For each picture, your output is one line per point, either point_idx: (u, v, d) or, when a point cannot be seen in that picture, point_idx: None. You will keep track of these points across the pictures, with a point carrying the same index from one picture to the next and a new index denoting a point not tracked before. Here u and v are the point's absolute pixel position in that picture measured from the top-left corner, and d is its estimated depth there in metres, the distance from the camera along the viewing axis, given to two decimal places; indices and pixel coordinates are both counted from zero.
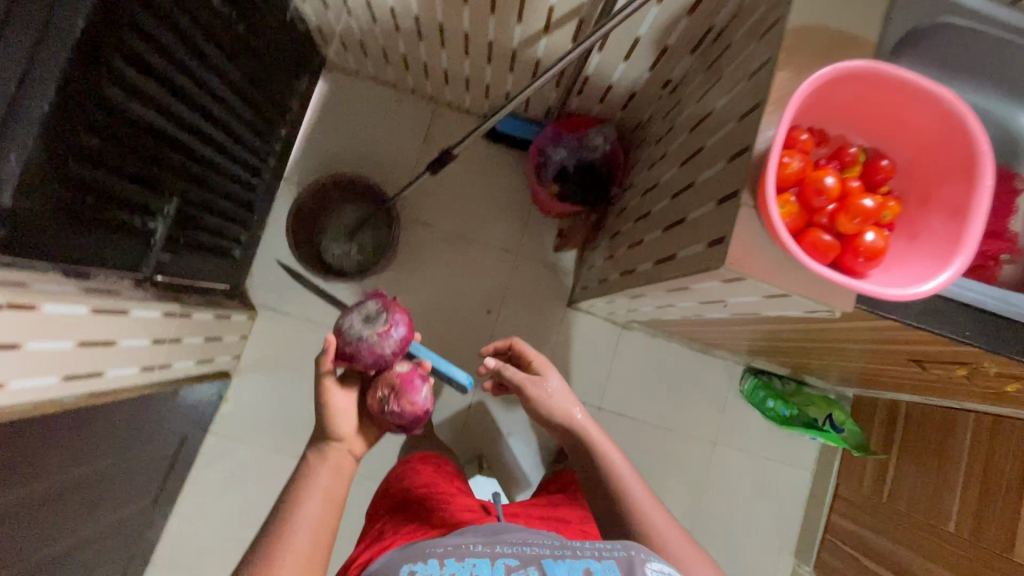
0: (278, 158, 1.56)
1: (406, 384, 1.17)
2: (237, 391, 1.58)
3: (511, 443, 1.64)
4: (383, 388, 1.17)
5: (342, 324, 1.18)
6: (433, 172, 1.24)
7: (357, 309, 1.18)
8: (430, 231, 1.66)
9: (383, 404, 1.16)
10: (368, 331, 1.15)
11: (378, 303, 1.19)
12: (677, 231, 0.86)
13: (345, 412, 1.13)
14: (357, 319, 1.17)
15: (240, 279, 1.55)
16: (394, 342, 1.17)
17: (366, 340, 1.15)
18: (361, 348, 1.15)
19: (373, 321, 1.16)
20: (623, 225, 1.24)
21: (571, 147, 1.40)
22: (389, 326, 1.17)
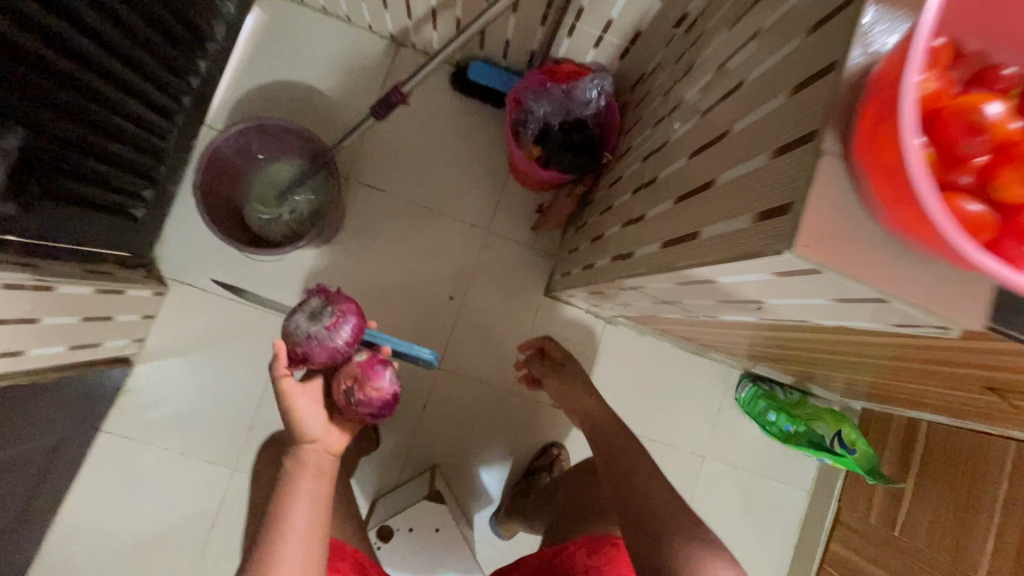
0: (196, 98, 1.26)
1: (369, 372, 0.94)
2: (140, 382, 1.30)
3: (472, 452, 1.40)
4: (343, 381, 0.94)
5: (286, 329, 0.97)
6: (379, 118, 0.97)
7: (300, 308, 0.97)
8: (386, 199, 1.39)
9: (348, 399, 0.94)
10: (315, 327, 0.94)
11: (322, 296, 0.97)
12: (698, 202, 0.62)
13: (313, 412, 0.93)
14: (300, 319, 0.96)
15: (144, 245, 1.26)
16: (346, 334, 0.95)
17: (316, 338, 0.94)
18: (313, 348, 0.94)
19: (318, 316, 0.95)
20: (618, 199, 1.00)
21: (556, 100, 1.14)
22: (336, 319, 0.95)
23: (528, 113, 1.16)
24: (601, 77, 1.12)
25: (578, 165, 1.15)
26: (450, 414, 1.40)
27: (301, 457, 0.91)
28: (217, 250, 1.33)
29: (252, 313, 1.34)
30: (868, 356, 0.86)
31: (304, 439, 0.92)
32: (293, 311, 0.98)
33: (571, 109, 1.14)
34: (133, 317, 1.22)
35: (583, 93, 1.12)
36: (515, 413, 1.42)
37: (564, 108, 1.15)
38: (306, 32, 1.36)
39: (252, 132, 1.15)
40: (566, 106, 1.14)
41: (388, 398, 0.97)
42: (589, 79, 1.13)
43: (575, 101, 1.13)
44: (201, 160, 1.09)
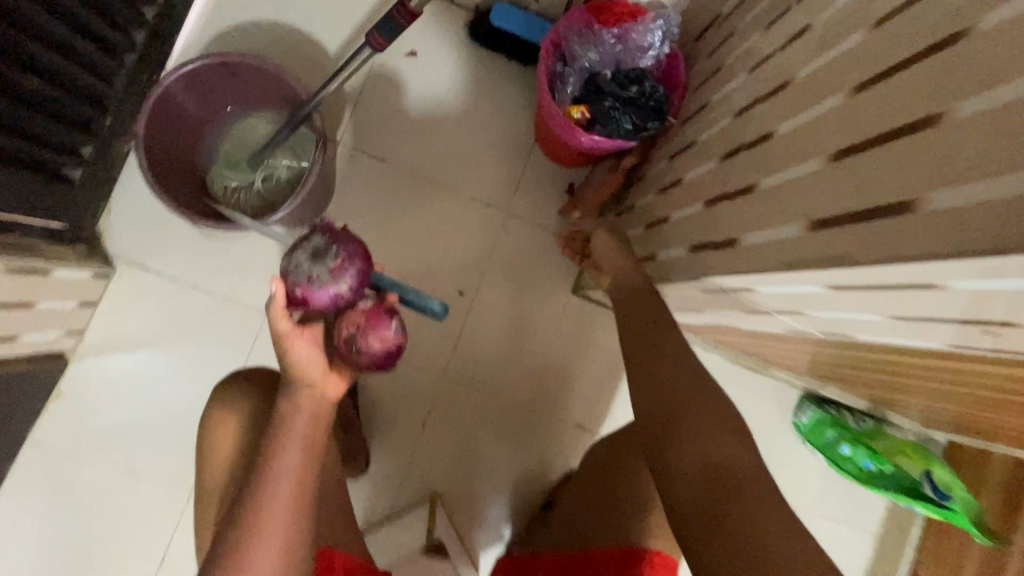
0: (153, 34, 1.01)
1: (375, 322, 0.70)
2: (79, 384, 1.07)
3: (478, 478, 1.17)
4: (343, 327, 0.70)
5: (284, 269, 0.73)
6: (377, 49, 0.73)
7: (301, 246, 0.73)
8: (385, 171, 1.15)
9: (349, 348, 0.69)
10: (317, 268, 0.71)
11: (327, 233, 0.74)
12: (903, 154, 0.38)
13: (309, 351, 0.67)
14: (300, 257, 0.72)
15: (84, 214, 1.02)
16: (354, 277, 0.72)
17: (318, 280, 0.70)
18: (312, 293, 0.71)
19: (322, 256, 0.71)
20: (690, 170, 0.75)
21: (606, 45, 0.91)
22: (343, 260, 0.72)
23: (570, 61, 0.93)
24: (665, 17, 0.91)
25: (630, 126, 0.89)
26: (454, 431, 1.17)
27: (294, 403, 0.65)
28: (177, 224, 1.09)
29: (216, 303, 1.10)
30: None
31: (296, 380, 0.66)
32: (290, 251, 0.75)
33: (623, 58, 0.92)
34: (65, 305, 0.97)
35: (641, 37, 0.91)
36: (532, 433, 1.19)
37: (616, 55, 0.92)
38: None
39: (216, 73, 0.89)
40: (617, 53, 0.91)
41: (396, 354, 0.73)
42: (650, 20, 0.90)
43: (631, 47, 0.91)
44: (145, 107, 0.84)
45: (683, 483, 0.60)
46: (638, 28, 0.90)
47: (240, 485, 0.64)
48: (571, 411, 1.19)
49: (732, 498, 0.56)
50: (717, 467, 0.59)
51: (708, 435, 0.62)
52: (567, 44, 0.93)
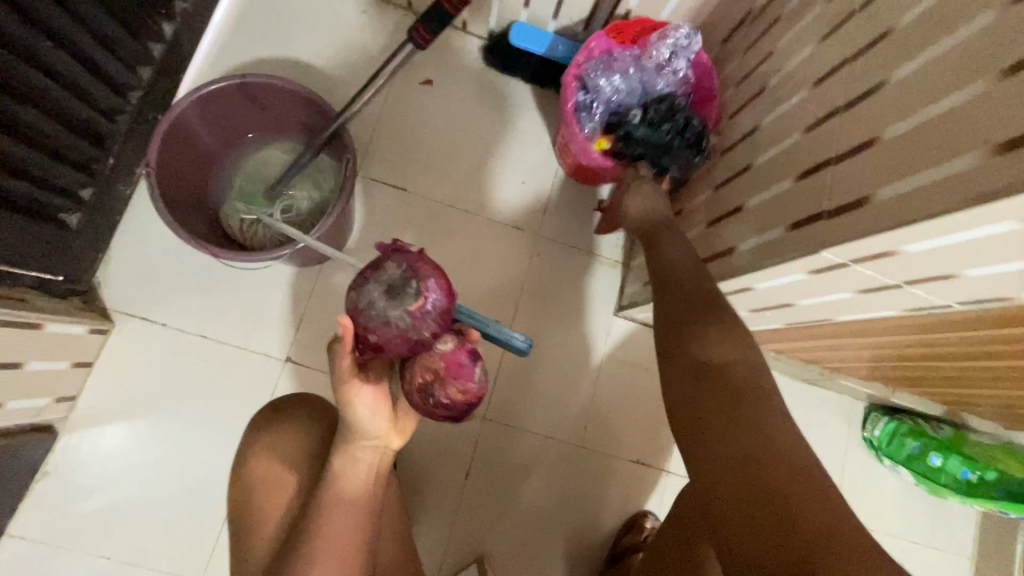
0: (160, 70, 0.96)
1: (456, 370, 0.62)
2: (69, 460, 0.92)
3: (533, 534, 1.03)
4: (417, 373, 0.62)
5: (353, 302, 0.59)
6: (416, 44, 0.68)
7: (372, 275, 0.59)
8: (407, 201, 1.09)
9: (424, 395, 0.62)
10: (396, 311, 0.58)
11: (403, 261, 0.60)
12: None
13: (377, 404, 0.63)
14: (372, 291, 0.58)
15: (79, 264, 0.92)
16: (437, 318, 0.60)
17: (397, 326, 0.58)
18: (388, 340, 0.59)
19: (400, 295, 0.58)
20: (760, 155, 0.70)
21: (627, 72, 0.89)
22: (425, 299, 0.59)
23: (594, 91, 0.89)
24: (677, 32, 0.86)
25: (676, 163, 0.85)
26: (501, 479, 1.03)
27: (354, 459, 0.64)
28: (184, 270, 0.99)
29: (228, 354, 0.99)
30: None
31: (359, 434, 0.63)
32: (358, 277, 0.61)
33: (646, 81, 0.89)
34: (58, 365, 0.85)
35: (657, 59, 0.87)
36: (586, 475, 1.06)
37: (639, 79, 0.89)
38: None
39: (233, 99, 0.83)
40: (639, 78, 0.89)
41: (476, 401, 0.67)
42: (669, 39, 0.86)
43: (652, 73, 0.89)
44: (159, 131, 0.76)
45: (673, 374, 0.61)
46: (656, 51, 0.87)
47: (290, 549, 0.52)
48: (628, 447, 1.07)
49: (728, 402, 0.55)
50: (711, 366, 0.58)
51: (714, 338, 0.60)
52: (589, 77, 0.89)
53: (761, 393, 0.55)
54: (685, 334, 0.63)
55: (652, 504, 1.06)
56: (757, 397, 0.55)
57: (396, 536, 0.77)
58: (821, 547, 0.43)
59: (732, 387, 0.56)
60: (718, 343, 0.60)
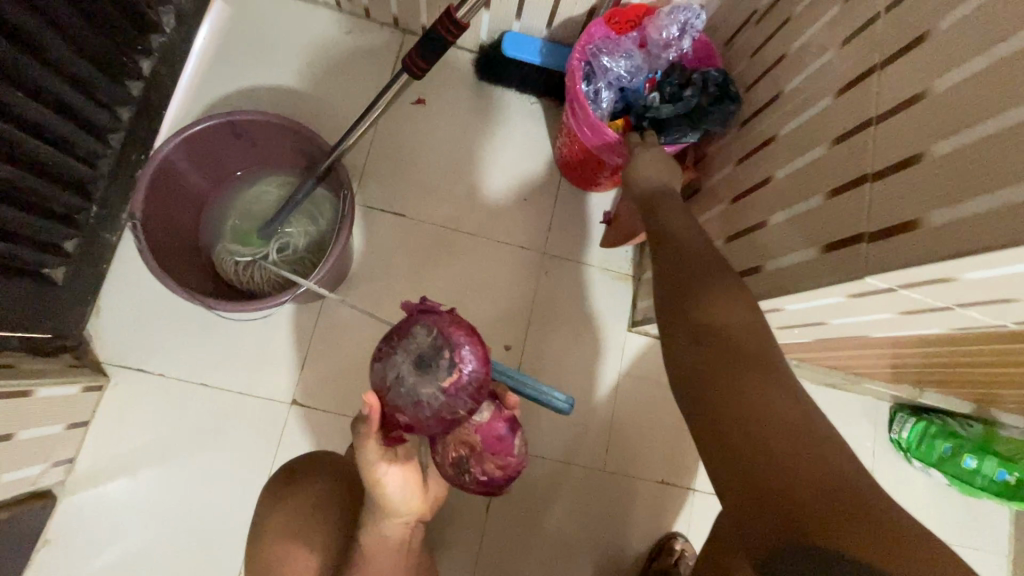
0: (140, 109, 0.91)
1: (493, 443, 0.60)
2: (70, 525, 0.88)
3: (560, 566, 0.99)
4: (451, 448, 0.59)
5: (379, 376, 0.54)
6: (412, 72, 0.63)
7: (399, 345, 0.54)
8: (407, 226, 1.05)
9: (458, 469, 0.60)
10: (427, 389, 0.52)
11: (433, 326, 0.54)
12: None
13: (405, 479, 0.64)
14: (399, 365, 0.53)
15: (67, 319, 0.87)
16: (473, 392, 0.54)
17: (429, 406, 0.52)
18: (420, 421, 0.53)
19: (431, 369, 0.52)
20: (780, 168, 0.66)
21: (632, 54, 0.85)
22: (460, 372, 0.53)
23: (600, 76, 0.85)
24: (684, 7, 0.82)
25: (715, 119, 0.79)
26: (522, 510, 1.00)
27: (384, 530, 0.67)
28: (179, 316, 0.94)
29: (232, 401, 0.94)
30: None
31: (387, 509, 0.65)
32: (384, 345, 0.55)
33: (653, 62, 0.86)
34: (52, 430, 0.81)
35: (663, 34, 0.83)
36: (610, 500, 1.02)
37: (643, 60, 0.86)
38: (286, 21, 1.05)
39: (221, 138, 0.79)
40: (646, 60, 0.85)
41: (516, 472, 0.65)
42: (669, 17, 0.83)
43: (658, 52, 0.85)
44: (142, 180, 0.71)
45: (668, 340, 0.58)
46: (660, 29, 0.83)
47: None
48: (652, 468, 1.04)
49: (730, 364, 0.52)
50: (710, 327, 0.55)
51: (709, 301, 0.57)
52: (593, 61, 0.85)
53: (765, 356, 0.52)
54: (681, 296, 0.59)
55: (680, 524, 1.03)
56: (761, 360, 0.51)
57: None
58: (820, 502, 0.42)
59: (732, 348, 0.53)
60: (723, 305, 0.56)
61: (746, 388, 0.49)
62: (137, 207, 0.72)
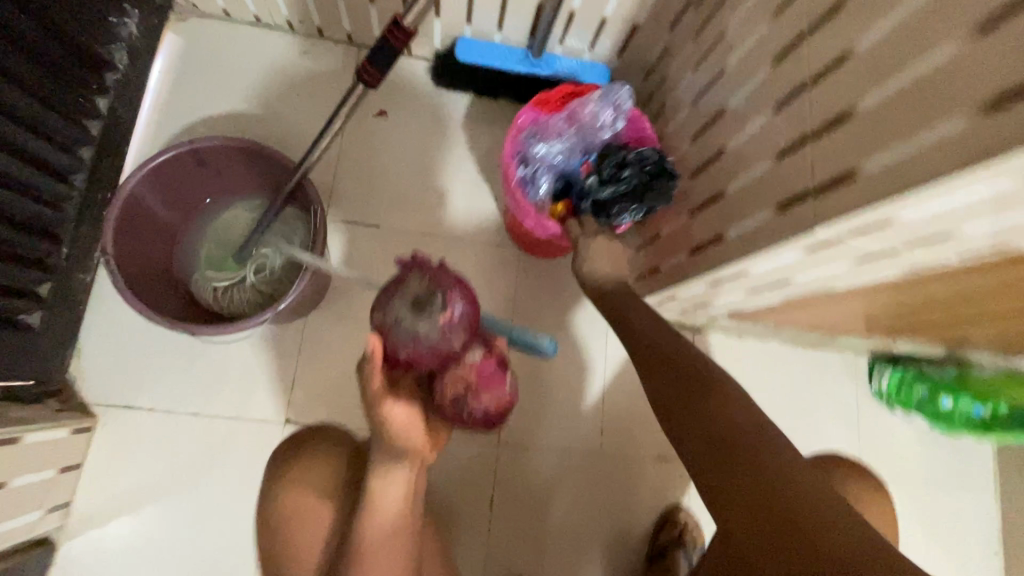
0: (101, 148, 0.91)
1: (487, 378, 0.62)
2: (74, 569, 0.87)
3: (569, 551, 1.01)
4: (448, 386, 0.61)
5: (380, 320, 0.57)
6: (367, 82, 0.65)
7: (396, 291, 0.56)
8: (383, 236, 1.06)
9: (457, 407, 0.63)
10: (425, 326, 0.55)
11: (426, 274, 0.57)
12: None
13: (410, 419, 0.62)
14: (397, 306, 0.55)
15: (48, 364, 0.86)
16: (465, 329, 0.57)
17: (428, 341, 0.55)
18: (419, 355, 0.56)
19: (427, 310, 0.55)
20: (731, 139, 0.69)
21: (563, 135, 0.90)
22: (453, 310, 0.56)
23: (535, 163, 0.89)
24: (608, 91, 0.87)
25: (654, 199, 0.82)
26: (527, 500, 1.01)
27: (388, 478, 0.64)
28: (163, 350, 0.94)
29: (226, 427, 0.94)
30: None
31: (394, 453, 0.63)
32: (382, 295, 0.58)
33: (584, 140, 0.90)
34: (45, 475, 0.80)
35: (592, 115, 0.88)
36: (612, 481, 1.04)
37: (577, 140, 0.90)
38: (240, 50, 1.06)
39: (187, 168, 0.79)
40: (577, 139, 0.89)
41: (507, 405, 0.68)
42: (594, 98, 0.87)
43: (587, 131, 0.89)
44: (110, 214, 0.71)
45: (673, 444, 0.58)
46: (586, 111, 0.88)
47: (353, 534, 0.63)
48: (648, 445, 1.06)
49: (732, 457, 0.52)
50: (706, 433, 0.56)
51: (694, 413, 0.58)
52: (528, 151, 0.89)
53: (754, 447, 0.52)
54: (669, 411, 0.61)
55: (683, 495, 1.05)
56: (752, 452, 0.51)
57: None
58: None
59: (724, 443, 0.54)
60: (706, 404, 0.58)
61: (762, 486, 0.49)
62: (109, 241, 0.72)
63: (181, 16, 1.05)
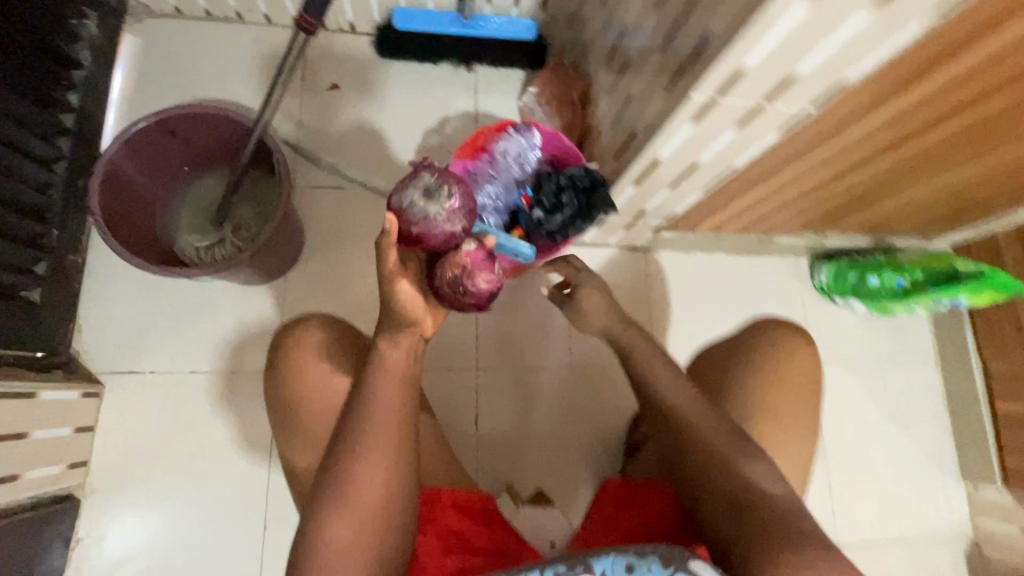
0: (77, 138, 0.99)
1: (480, 266, 0.70)
2: (98, 520, 0.95)
3: (554, 457, 1.10)
4: (447, 270, 0.68)
5: (394, 204, 0.68)
6: (307, 31, 0.75)
7: (410, 181, 0.68)
8: (349, 196, 1.15)
9: (454, 291, 0.69)
10: (433, 209, 0.67)
11: (434, 171, 0.69)
12: None
13: (415, 298, 0.66)
14: (411, 192, 0.67)
15: (52, 337, 0.94)
16: (466, 217, 0.70)
17: (435, 221, 0.67)
18: (428, 233, 0.67)
19: (435, 196, 0.67)
20: (634, 48, 0.79)
21: (491, 178, 0.86)
22: (455, 199, 0.68)
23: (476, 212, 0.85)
24: (522, 126, 0.85)
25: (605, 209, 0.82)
26: (510, 417, 1.10)
27: (392, 344, 0.65)
28: (157, 319, 1.02)
29: (224, 381, 1.02)
30: (1004, 110, 0.68)
31: (399, 324, 0.65)
32: (397, 186, 0.69)
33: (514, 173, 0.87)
34: (62, 431, 0.88)
35: (513, 151, 0.86)
36: (588, 393, 1.13)
37: (505, 176, 0.86)
38: (194, 42, 1.14)
39: (159, 139, 0.87)
40: (506, 176, 0.86)
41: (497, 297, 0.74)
42: (510, 135, 0.86)
43: (513, 165, 0.87)
44: (95, 179, 0.78)
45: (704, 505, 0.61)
46: (505, 150, 0.86)
47: (351, 400, 0.63)
48: (615, 355, 1.15)
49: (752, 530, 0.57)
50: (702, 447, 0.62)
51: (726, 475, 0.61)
52: None
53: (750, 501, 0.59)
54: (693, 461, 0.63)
55: None
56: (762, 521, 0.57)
57: (439, 466, 0.77)
58: None
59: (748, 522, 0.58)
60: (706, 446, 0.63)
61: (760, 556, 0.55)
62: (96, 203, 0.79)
63: (133, 16, 1.13)
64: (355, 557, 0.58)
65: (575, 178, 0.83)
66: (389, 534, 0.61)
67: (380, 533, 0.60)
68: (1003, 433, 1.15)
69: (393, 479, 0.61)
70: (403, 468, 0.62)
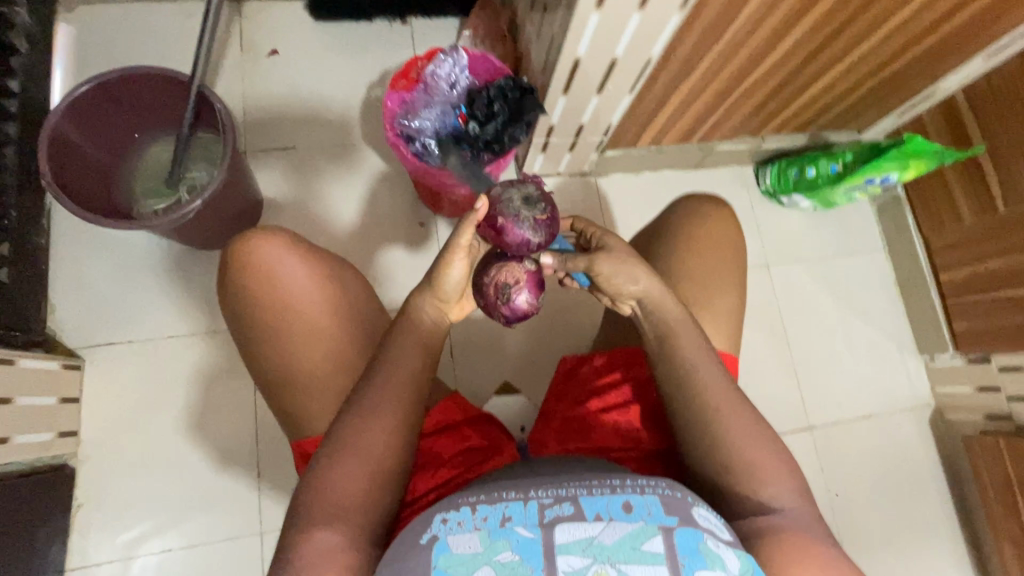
0: (23, 123, 1.01)
1: (531, 288, 0.67)
2: (94, 485, 0.98)
3: (529, 379, 1.14)
4: (501, 275, 0.65)
5: (492, 192, 0.65)
6: None
7: (517, 183, 0.65)
8: (302, 156, 1.18)
9: (497, 297, 0.66)
10: (527, 216, 0.62)
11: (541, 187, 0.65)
12: None
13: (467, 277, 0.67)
14: (514, 191, 0.63)
15: (25, 314, 0.97)
16: (547, 241, 0.65)
17: (520, 227, 0.62)
18: (510, 230, 0.63)
19: (534, 206, 0.63)
20: None
21: (429, 104, 0.90)
22: (551, 218, 0.64)
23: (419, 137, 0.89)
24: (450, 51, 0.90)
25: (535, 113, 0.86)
26: (485, 345, 1.14)
27: (420, 308, 0.67)
28: (128, 290, 1.05)
29: (201, 342, 1.05)
30: None
31: (436, 290, 0.67)
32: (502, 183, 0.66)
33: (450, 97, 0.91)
34: (46, 401, 0.92)
35: (445, 76, 0.90)
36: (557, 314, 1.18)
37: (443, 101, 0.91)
38: (129, 22, 1.16)
39: (101, 104, 0.90)
40: (444, 100, 0.91)
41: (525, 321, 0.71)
42: (439, 62, 0.90)
43: (448, 90, 0.91)
44: (41, 147, 0.82)
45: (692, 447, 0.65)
46: (437, 75, 0.90)
47: (371, 364, 0.65)
48: None
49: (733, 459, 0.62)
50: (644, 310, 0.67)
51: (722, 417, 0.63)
52: (406, 129, 0.88)
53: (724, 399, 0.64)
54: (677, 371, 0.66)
55: None
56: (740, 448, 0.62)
57: None
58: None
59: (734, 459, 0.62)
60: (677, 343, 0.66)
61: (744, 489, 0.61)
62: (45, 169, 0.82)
63: (65, 3, 1.15)
64: (352, 502, 0.58)
65: (505, 89, 0.87)
66: (388, 486, 0.61)
67: (379, 491, 0.60)
68: (947, 301, 1.22)
69: (401, 437, 0.62)
70: (408, 432, 0.63)
